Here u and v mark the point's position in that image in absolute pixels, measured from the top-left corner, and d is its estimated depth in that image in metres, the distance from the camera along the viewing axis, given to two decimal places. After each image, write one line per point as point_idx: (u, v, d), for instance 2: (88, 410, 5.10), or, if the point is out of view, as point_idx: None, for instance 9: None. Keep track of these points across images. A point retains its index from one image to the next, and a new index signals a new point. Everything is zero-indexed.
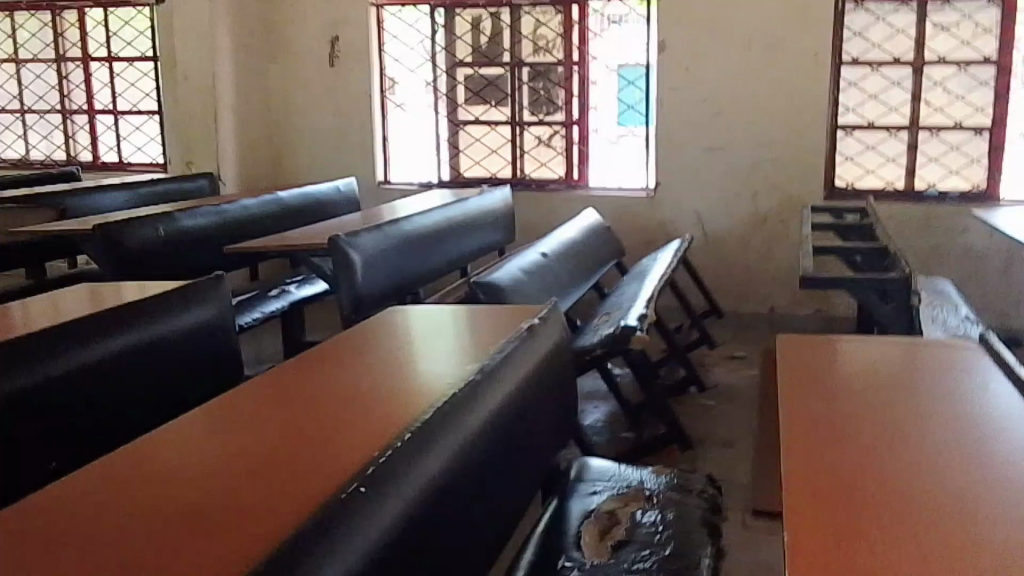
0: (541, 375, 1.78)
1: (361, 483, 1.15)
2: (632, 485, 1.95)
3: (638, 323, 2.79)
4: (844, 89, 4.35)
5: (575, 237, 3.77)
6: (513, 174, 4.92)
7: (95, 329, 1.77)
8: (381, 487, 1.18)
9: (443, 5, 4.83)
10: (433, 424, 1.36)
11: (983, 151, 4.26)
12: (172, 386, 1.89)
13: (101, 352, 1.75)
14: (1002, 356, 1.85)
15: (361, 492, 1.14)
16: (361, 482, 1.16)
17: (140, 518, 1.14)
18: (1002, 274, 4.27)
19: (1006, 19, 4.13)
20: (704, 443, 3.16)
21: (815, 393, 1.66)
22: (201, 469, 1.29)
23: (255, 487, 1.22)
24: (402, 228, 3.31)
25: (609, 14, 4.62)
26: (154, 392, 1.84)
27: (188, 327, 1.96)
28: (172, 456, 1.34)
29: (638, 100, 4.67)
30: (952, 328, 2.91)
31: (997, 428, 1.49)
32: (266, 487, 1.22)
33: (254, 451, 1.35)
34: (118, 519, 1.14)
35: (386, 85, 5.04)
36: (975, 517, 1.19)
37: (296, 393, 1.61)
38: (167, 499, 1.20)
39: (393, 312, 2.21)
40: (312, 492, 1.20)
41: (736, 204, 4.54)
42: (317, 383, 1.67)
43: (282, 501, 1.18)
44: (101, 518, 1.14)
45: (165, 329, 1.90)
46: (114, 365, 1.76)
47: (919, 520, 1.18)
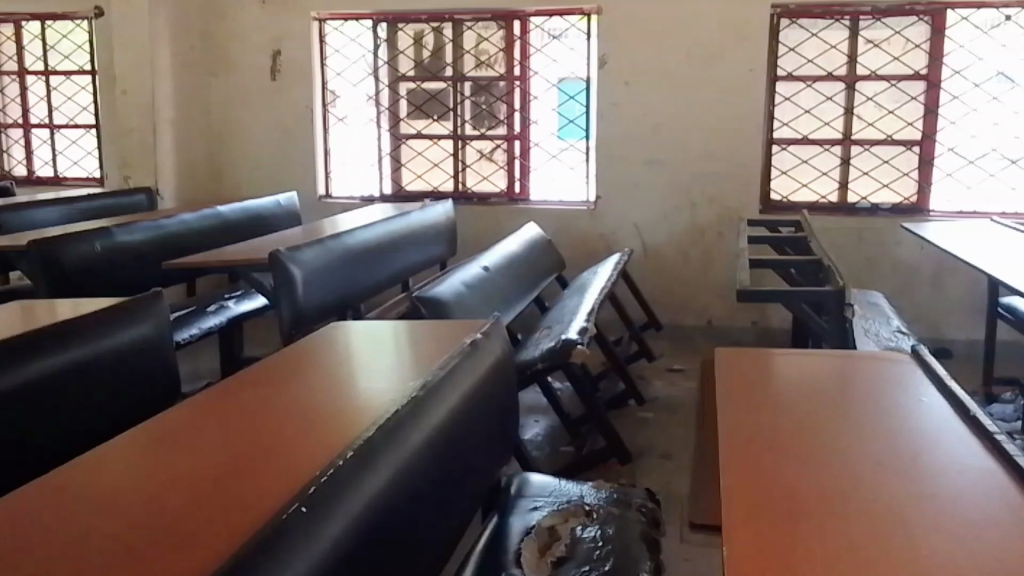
0: (482, 390, 1.76)
1: (302, 503, 1.12)
2: (572, 500, 1.95)
3: (579, 336, 2.79)
4: (779, 104, 4.44)
5: (516, 251, 3.76)
6: (455, 188, 4.91)
7: (33, 345, 1.69)
8: (324, 507, 1.14)
9: (386, 20, 4.80)
10: (376, 442, 1.33)
11: (913, 164, 4.36)
12: (106, 404, 1.82)
13: (34, 371, 1.67)
14: (934, 369, 1.88)
15: (302, 512, 1.11)
16: (301, 501, 1.12)
17: (69, 541, 1.09)
18: (932, 286, 4.38)
19: (934, 36, 4.22)
20: (644, 456, 3.18)
21: (758, 407, 1.67)
22: (141, 487, 1.25)
23: (198, 505, 1.19)
24: (344, 242, 3.27)
25: (550, 29, 4.64)
26: (87, 411, 1.77)
27: (125, 345, 1.90)
28: (106, 475, 1.29)
29: (579, 114, 4.69)
30: (885, 340, 2.96)
31: (932, 441, 1.52)
32: (204, 506, 1.18)
33: (198, 469, 1.31)
34: (56, 539, 1.10)
35: (328, 99, 4.99)
36: (917, 527, 1.20)
37: (239, 411, 1.57)
38: (108, 516, 1.16)
39: (333, 329, 2.17)
40: (253, 512, 1.17)
41: (675, 217, 4.59)
42: (260, 401, 1.63)
43: (219, 521, 1.14)
44: (40, 538, 1.10)
45: (101, 348, 1.84)
46: (50, 384, 1.70)
47: (863, 529, 1.20)
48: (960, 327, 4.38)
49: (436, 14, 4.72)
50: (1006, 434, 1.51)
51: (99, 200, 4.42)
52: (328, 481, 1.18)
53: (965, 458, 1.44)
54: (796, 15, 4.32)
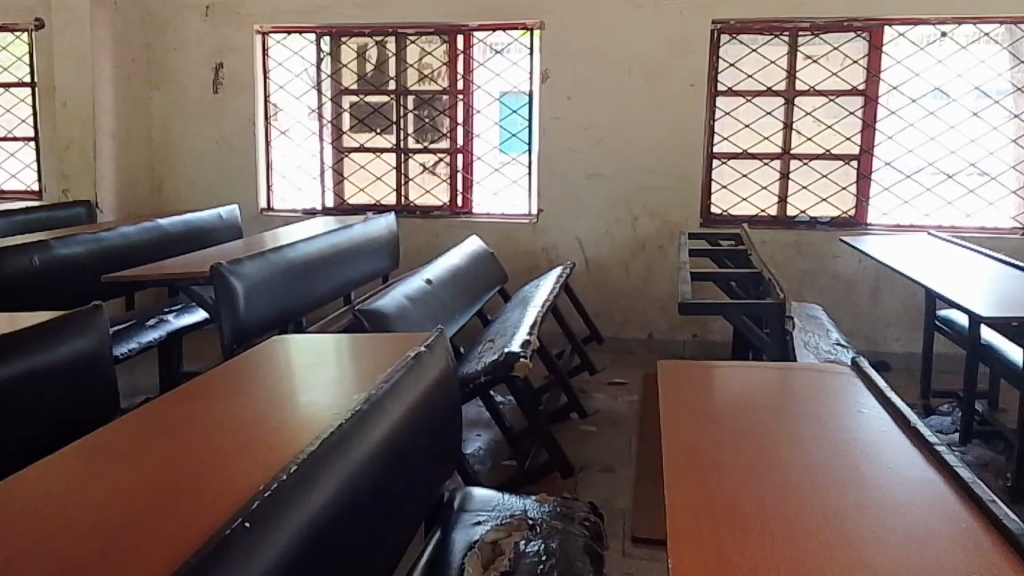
0: (426, 404, 1.73)
1: (246, 518, 1.08)
2: (515, 514, 1.93)
3: (523, 349, 2.78)
4: (719, 118, 4.50)
5: (458, 264, 3.74)
6: (398, 201, 4.87)
7: None
8: (266, 522, 1.11)
9: (329, 33, 4.75)
10: (321, 456, 1.29)
11: (851, 178, 4.45)
12: (45, 421, 1.75)
13: None
14: (873, 381, 1.91)
15: (245, 528, 1.07)
16: (244, 516, 1.08)
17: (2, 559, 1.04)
18: (869, 299, 4.48)
19: (871, 52, 4.32)
20: (587, 470, 3.18)
21: (705, 420, 1.68)
22: (77, 503, 1.20)
23: (139, 520, 1.14)
24: (285, 255, 3.20)
25: (492, 44, 4.65)
26: (24, 428, 1.70)
27: (64, 360, 1.82)
28: (38, 492, 1.23)
29: (521, 128, 4.70)
30: (825, 353, 3.00)
31: (873, 453, 1.53)
32: (146, 521, 1.14)
33: (138, 484, 1.26)
34: None
35: (270, 112, 4.93)
36: (864, 538, 1.21)
37: (180, 426, 1.52)
38: (43, 535, 1.10)
39: (273, 342, 2.12)
40: (194, 527, 1.12)
41: (617, 231, 4.62)
42: (198, 417, 1.57)
43: (153, 539, 1.09)
44: None
45: (41, 363, 1.76)
46: None
47: (814, 539, 1.20)
48: (896, 339, 4.49)
49: (380, 27, 4.68)
50: (946, 445, 1.53)
51: (41, 213, 4.24)
52: (271, 496, 1.14)
53: (906, 469, 1.46)
54: (735, 31, 4.39)
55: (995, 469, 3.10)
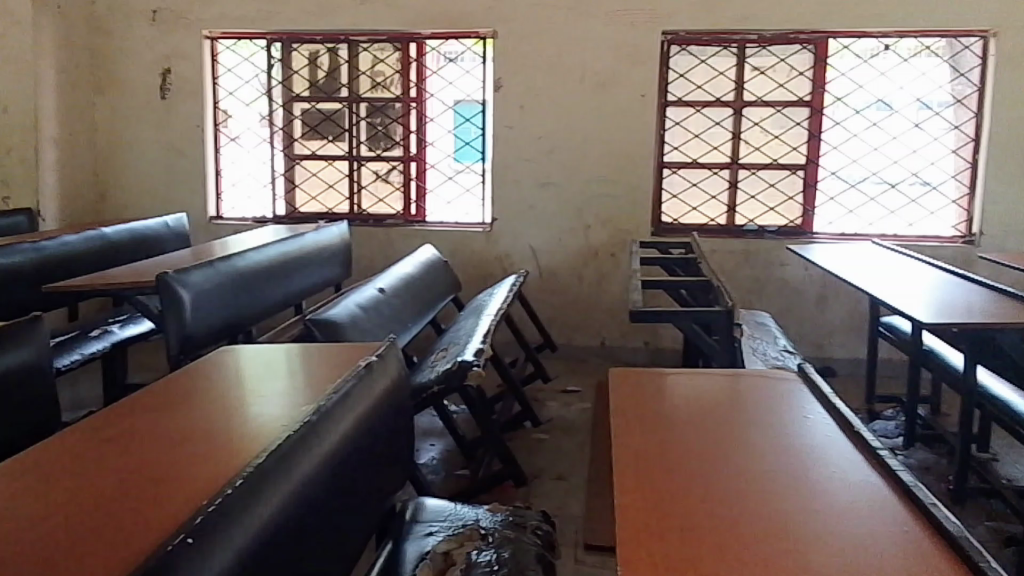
0: (377, 414, 1.71)
1: (189, 535, 1.06)
2: (467, 524, 1.92)
3: (475, 357, 2.77)
4: (669, 128, 4.55)
5: (411, 273, 3.72)
6: (351, 210, 4.84)
7: None
8: (211, 537, 1.08)
9: (280, 40, 4.70)
10: (268, 469, 1.27)
11: (798, 188, 4.53)
12: None
13: None
14: (819, 387, 1.94)
15: (187, 544, 1.04)
16: (187, 532, 1.06)
17: None
18: (816, 306, 4.56)
19: (817, 64, 4.40)
20: (539, 478, 3.17)
21: (655, 427, 1.69)
22: (16, 519, 1.16)
23: (81, 536, 1.11)
24: (234, 264, 3.16)
25: (446, 52, 4.65)
26: None
27: (4, 372, 1.77)
28: None
29: (475, 136, 4.70)
30: (772, 359, 3.05)
31: (819, 458, 1.55)
32: (87, 537, 1.11)
33: (81, 499, 1.23)
34: None
35: (220, 119, 4.86)
36: (810, 542, 1.22)
37: (126, 438, 1.49)
38: None
39: (222, 353, 2.09)
40: (137, 544, 1.09)
41: (570, 239, 4.64)
42: (141, 429, 1.54)
43: (95, 556, 1.06)
44: None
45: None
46: None
47: (762, 545, 1.21)
48: (842, 346, 4.58)
49: (331, 34, 4.66)
50: (889, 449, 1.56)
51: None
52: (214, 511, 1.12)
53: (851, 474, 1.48)
54: (685, 42, 4.45)
55: (937, 471, 3.16)
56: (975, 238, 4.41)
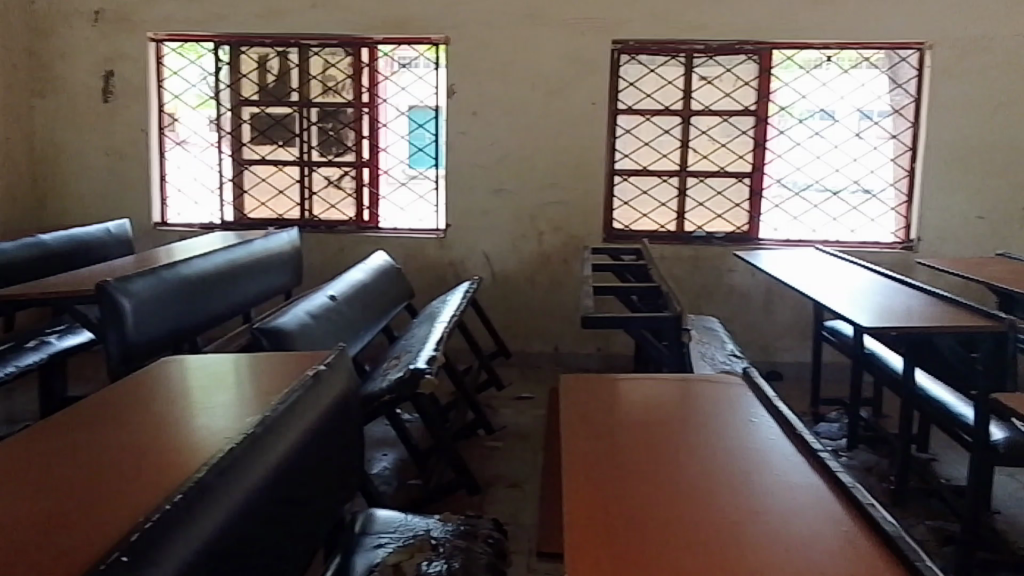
0: (325, 424, 1.69)
1: (124, 551, 1.03)
2: (418, 535, 1.90)
3: (427, 365, 2.75)
4: (620, 136, 4.58)
5: (363, 280, 3.68)
6: (301, 216, 4.78)
7: None
8: (148, 554, 1.06)
9: (228, 42, 4.64)
10: (210, 481, 1.25)
11: (744, 196, 4.58)
12: None
13: None
14: (764, 391, 1.97)
15: (123, 562, 1.02)
16: (122, 550, 1.03)
17: None
18: (763, 311, 4.62)
19: (762, 74, 4.47)
20: (492, 487, 3.16)
21: (605, 433, 1.69)
22: None
23: (13, 553, 1.08)
24: (178, 272, 3.10)
25: (398, 58, 4.63)
26: None
27: None
28: None
29: (428, 142, 4.69)
30: (720, 363, 3.08)
31: (764, 460, 1.57)
32: (20, 554, 1.07)
33: (15, 513, 1.20)
34: None
35: (166, 122, 4.78)
36: (754, 544, 1.23)
37: (65, 450, 1.46)
38: None
39: (168, 363, 2.05)
40: (69, 560, 1.06)
41: (522, 245, 4.64)
42: (82, 441, 1.50)
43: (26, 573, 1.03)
44: None
45: None
46: None
47: (707, 548, 1.22)
48: (789, 350, 4.64)
49: (281, 37, 4.60)
50: (830, 451, 1.58)
51: None
52: (152, 527, 1.09)
53: (795, 475, 1.50)
54: (635, 51, 4.48)
55: (879, 472, 3.21)
56: (913, 244, 4.49)
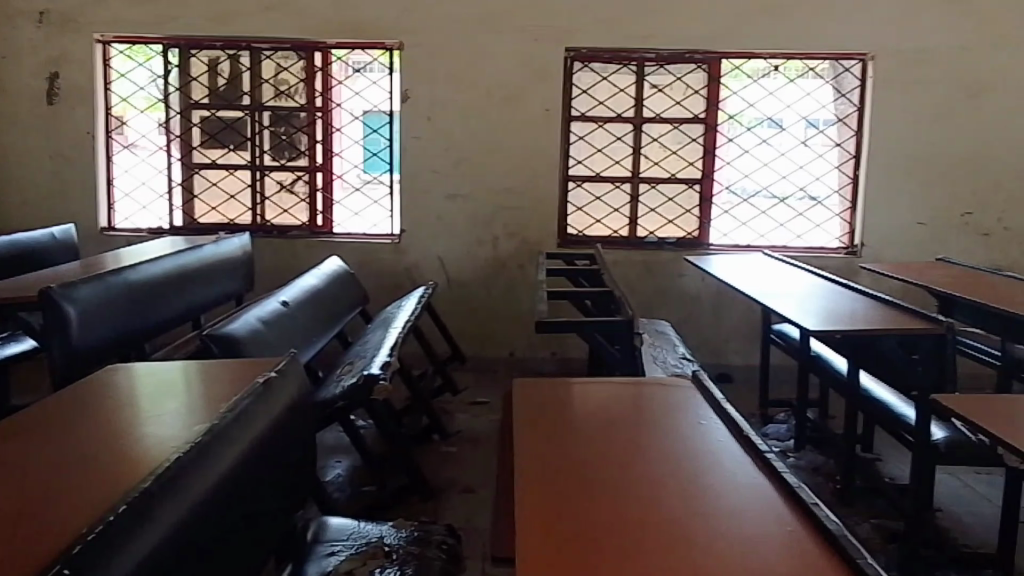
0: (277, 431, 1.67)
1: (67, 565, 1.02)
2: (371, 542, 1.89)
3: (382, 371, 2.74)
4: (573, 143, 4.61)
5: (317, 285, 3.65)
6: (253, 221, 4.72)
7: None
8: (92, 567, 1.04)
9: (177, 45, 4.57)
10: (157, 491, 1.23)
11: (695, 202, 4.64)
12: None
13: None
14: (713, 393, 2.00)
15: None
16: (64, 564, 1.02)
17: None
18: (714, 314, 4.67)
19: (711, 83, 4.53)
20: (447, 492, 3.15)
21: (558, 436, 1.70)
22: None
23: None
24: (126, 278, 3.04)
25: (352, 62, 4.61)
26: None
27: None
28: None
29: (383, 147, 4.66)
30: (671, 366, 3.11)
31: (712, 461, 1.59)
32: None
33: None
34: None
35: (113, 125, 4.69)
36: (702, 544, 1.25)
37: (8, 460, 1.42)
38: None
39: (115, 370, 2.01)
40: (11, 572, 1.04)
41: (477, 250, 4.65)
42: (27, 451, 1.47)
43: None
44: None
45: None
46: None
47: (654, 548, 1.23)
48: (739, 353, 4.71)
49: (232, 40, 4.55)
50: (776, 452, 1.61)
51: None
52: (95, 540, 1.08)
53: (742, 475, 1.53)
54: (587, 59, 4.51)
55: (825, 471, 3.27)
56: (857, 249, 4.59)
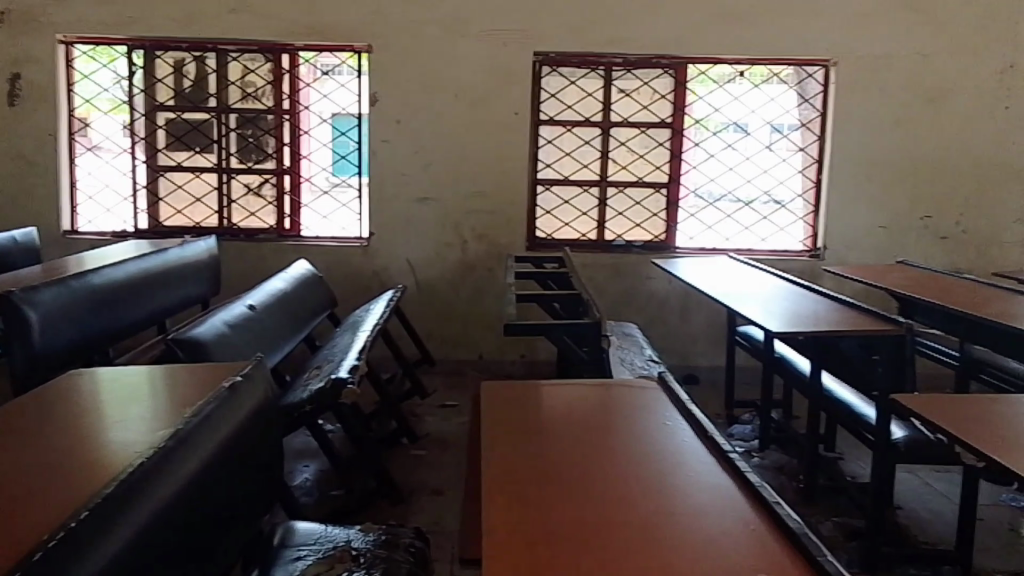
0: (242, 436, 1.66)
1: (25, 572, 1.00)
2: (338, 545, 1.88)
3: (349, 374, 2.73)
4: (542, 147, 4.62)
5: (284, 289, 3.63)
6: (219, 224, 4.68)
7: None
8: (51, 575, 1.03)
9: (142, 46, 4.52)
10: (121, 497, 1.22)
11: (662, 206, 4.68)
12: None
13: None
14: (678, 394, 2.01)
15: None
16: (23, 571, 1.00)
17: None
18: (681, 317, 4.71)
19: (678, 87, 4.57)
20: (416, 496, 3.14)
21: (525, 438, 1.70)
22: None
23: None
24: (89, 282, 3.01)
25: (320, 65, 4.60)
26: None
27: None
28: None
29: (351, 150, 4.65)
30: (638, 368, 3.14)
31: (678, 463, 1.60)
32: None
33: None
34: None
35: (76, 127, 4.63)
36: (667, 544, 1.26)
37: None
38: None
39: (79, 375, 1.98)
40: None
41: (446, 253, 4.64)
42: None
43: None
44: None
45: None
46: None
47: (620, 549, 1.24)
48: (705, 355, 4.75)
49: (198, 42, 4.51)
50: (740, 452, 1.63)
51: None
52: (55, 547, 1.06)
53: (706, 476, 1.54)
54: (555, 63, 4.54)
55: (789, 471, 3.31)
56: (820, 252, 4.65)
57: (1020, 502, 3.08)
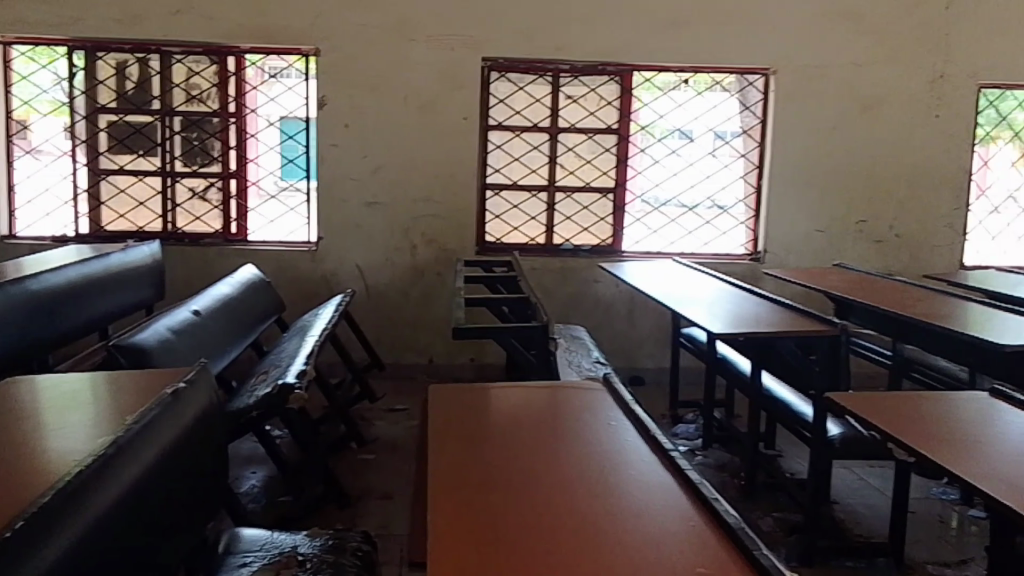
0: (185, 443, 1.64)
1: None
2: (284, 551, 1.87)
3: (297, 379, 2.71)
4: (491, 151, 4.64)
5: (229, 294, 3.59)
6: (163, 228, 4.61)
7: None
8: None
9: (83, 47, 4.43)
10: (60, 506, 1.20)
11: (608, 210, 4.73)
12: None
13: None
14: (623, 396, 2.04)
15: None
16: None
17: None
18: (628, 319, 4.76)
19: (624, 94, 4.62)
20: (364, 500, 3.13)
21: (471, 441, 1.71)
22: None
23: None
24: (27, 287, 2.94)
25: (267, 68, 4.56)
26: None
27: None
28: None
29: (299, 154, 4.62)
30: (585, 369, 3.18)
31: (620, 463, 1.63)
32: None
33: None
34: None
35: (15, 129, 4.54)
36: (610, 542, 1.29)
37: None
38: None
39: (18, 382, 1.95)
40: None
41: (395, 257, 4.63)
42: None
43: None
44: None
45: None
46: None
47: (565, 547, 1.27)
48: (651, 357, 4.81)
49: (141, 43, 4.43)
50: (682, 451, 1.66)
51: None
52: None
53: (648, 475, 1.57)
54: (504, 69, 4.56)
55: (731, 469, 3.37)
56: (761, 256, 4.74)
57: (951, 495, 3.17)
